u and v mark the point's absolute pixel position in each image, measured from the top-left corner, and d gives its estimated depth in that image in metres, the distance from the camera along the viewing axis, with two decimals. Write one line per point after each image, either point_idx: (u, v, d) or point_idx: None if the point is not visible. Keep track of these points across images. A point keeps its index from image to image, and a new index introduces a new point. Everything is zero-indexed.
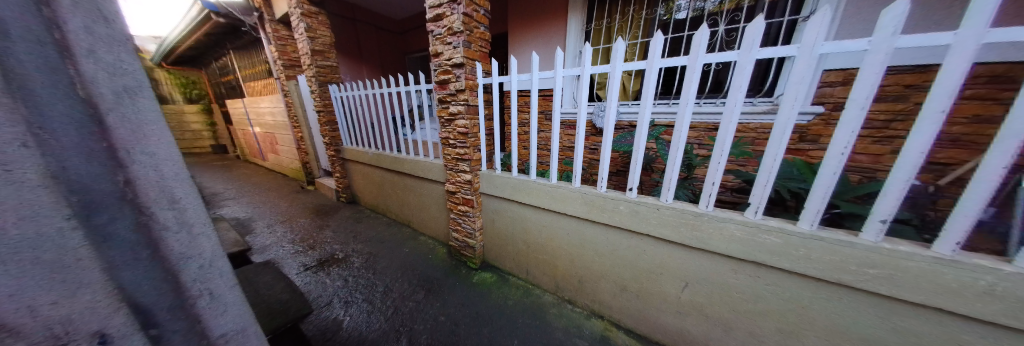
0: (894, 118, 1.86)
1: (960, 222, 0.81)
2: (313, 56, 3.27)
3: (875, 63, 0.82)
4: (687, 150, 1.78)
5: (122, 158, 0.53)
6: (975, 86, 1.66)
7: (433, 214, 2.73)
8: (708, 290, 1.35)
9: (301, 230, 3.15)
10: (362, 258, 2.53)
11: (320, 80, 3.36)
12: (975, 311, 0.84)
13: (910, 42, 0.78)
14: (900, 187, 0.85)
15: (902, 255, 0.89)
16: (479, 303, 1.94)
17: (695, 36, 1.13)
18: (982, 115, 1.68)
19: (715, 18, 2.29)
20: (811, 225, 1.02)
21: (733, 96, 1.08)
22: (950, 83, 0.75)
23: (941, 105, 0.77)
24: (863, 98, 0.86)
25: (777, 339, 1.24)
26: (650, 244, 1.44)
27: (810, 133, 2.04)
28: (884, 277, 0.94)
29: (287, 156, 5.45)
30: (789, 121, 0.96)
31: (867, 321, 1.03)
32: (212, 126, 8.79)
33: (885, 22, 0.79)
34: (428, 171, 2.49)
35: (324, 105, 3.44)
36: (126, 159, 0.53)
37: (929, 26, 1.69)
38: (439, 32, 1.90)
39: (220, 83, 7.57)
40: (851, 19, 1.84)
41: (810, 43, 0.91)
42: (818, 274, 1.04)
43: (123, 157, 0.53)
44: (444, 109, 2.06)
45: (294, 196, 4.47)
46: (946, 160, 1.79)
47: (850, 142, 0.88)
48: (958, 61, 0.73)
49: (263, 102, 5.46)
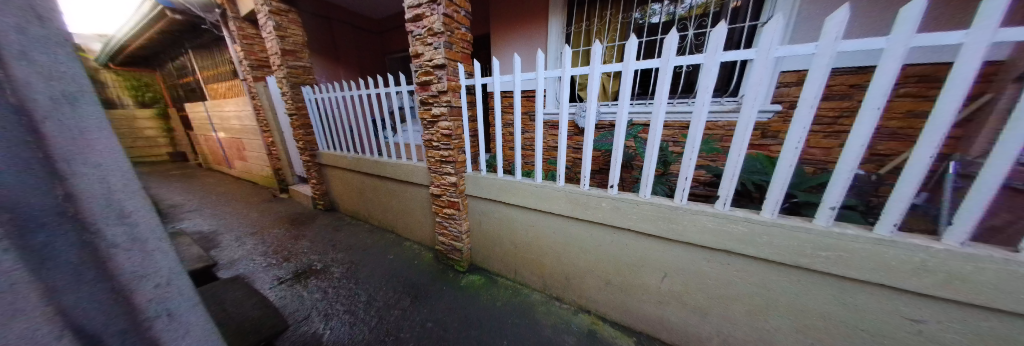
0: (841, 115, 2.06)
1: (897, 206, 0.91)
2: (284, 56, 3.09)
3: (822, 65, 0.91)
4: (663, 148, 1.86)
5: (62, 173, 0.50)
6: (907, 85, 1.88)
7: (418, 219, 2.67)
8: (686, 279, 1.42)
9: (274, 241, 2.96)
10: (343, 268, 2.42)
11: (292, 82, 3.20)
12: (913, 285, 0.94)
13: (851, 46, 0.87)
14: (846, 177, 0.95)
15: (849, 237, 1.00)
16: (468, 307, 1.92)
17: (667, 40, 1.19)
18: (913, 111, 1.91)
19: (685, 23, 2.43)
20: (772, 214, 1.11)
21: (702, 96, 1.14)
22: (884, 83, 0.85)
23: (877, 103, 0.86)
24: (813, 97, 0.94)
25: (749, 321, 1.33)
26: (632, 238, 1.50)
27: (771, 130, 2.21)
28: (835, 258, 1.04)
29: (256, 162, 5.11)
30: (751, 118, 1.05)
31: (823, 300, 1.14)
32: (169, 133, 8.04)
33: (829, 28, 0.88)
34: (410, 174, 2.43)
35: (297, 107, 3.27)
36: (67, 171, 0.50)
37: (867, 33, 1.90)
38: (418, 33, 1.87)
39: (177, 86, 6.99)
40: (803, 25, 2.02)
41: (767, 47, 0.99)
42: (780, 259, 1.13)
43: (64, 169, 0.50)
44: (426, 111, 2.02)
45: (266, 205, 4.20)
46: (886, 151, 2.02)
47: (803, 137, 0.97)
48: (890, 63, 0.83)
49: (227, 105, 5.07)
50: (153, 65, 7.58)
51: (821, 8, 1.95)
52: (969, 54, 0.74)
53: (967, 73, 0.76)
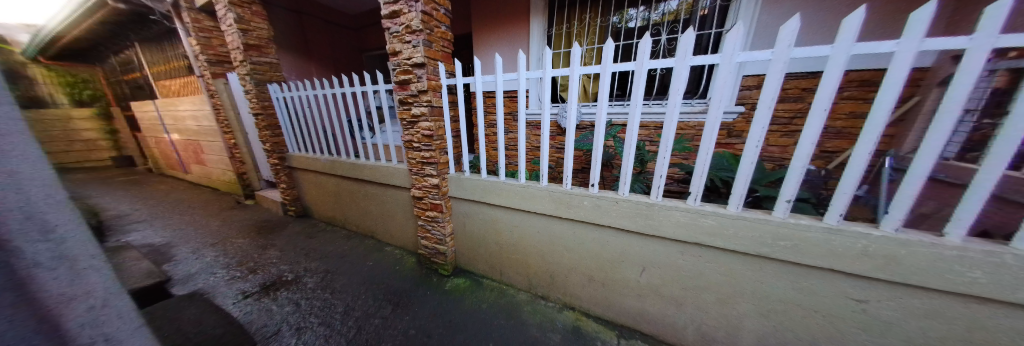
0: (795, 116, 2.26)
1: (843, 198, 1.02)
2: (246, 51, 2.86)
3: (778, 70, 0.99)
4: (640, 147, 1.94)
5: None
6: (850, 89, 2.10)
7: (399, 223, 2.58)
8: (663, 272, 1.49)
9: (238, 252, 2.73)
10: (317, 277, 2.28)
11: (257, 79, 2.97)
12: (854, 268, 1.06)
13: (803, 53, 0.96)
14: (800, 172, 1.05)
15: (803, 227, 1.09)
16: (452, 311, 1.89)
17: (641, 44, 1.25)
18: (855, 112, 2.13)
19: (658, 28, 2.55)
20: (737, 208, 1.19)
21: (673, 97, 1.21)
22: (830, 87, 0.94)
23: (824, 105, 0.96)
24: (770, 100, 1.03)
25: (719, 309, 1.42)
26: (613, 235, 1.54)
27: (736, 130, 2.39)
28: (791, 247, 1.13)
29: (216, 166, 4.69)
30: (717, 119, 1.12)
31: (782, 285, 1.24)
32: (112, 134, 7.15)
33: (783, 36, 0.96)
34: (391, 176, 2.35)
35: (262, 106, 3.04)
36: None
37: (814, 42, 2.10)
38: (395, 30, 1.80)
39: (123, 82, 6.28)
40: (761, 33, 2.20)
41: (729, 52, 1.07)
42: (744, 249, 1.22)
43: None
44: (406, 111, 1.96)
45: (229, 213, 3.86)
46: (834, 148, 2.24)
47: (762, 136, 1.05)
48: (836, 68, 0.92)
49: (182, 104, 4.61)
50: (94, 59, 6.77)
51: (776, 18, 2.13)
52: (899, 61, 0.84)
53: (898, 78, 0.86)
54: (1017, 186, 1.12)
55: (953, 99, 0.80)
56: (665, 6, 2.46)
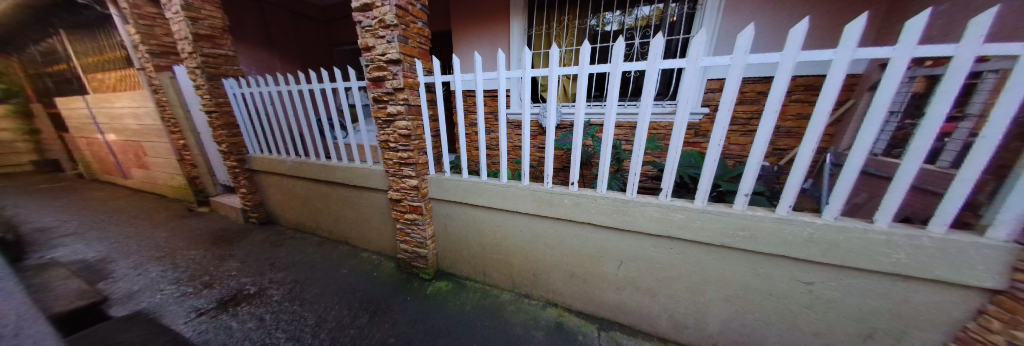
0: (752, 117, 2.48)
1: (791, 191, 1.13)
2: (195, 42, 2.57)
3: (735, 74, 1.08)
4: (617, 146, 2.02)
5: None
6: (797, 93, 2.34)
7: (376, 227, 2.47)
8: (639, 265, 1.56)
9: (190, 265, 2.46)
10: (285, 289, 2.12)
11: (210, 73, 2.69)
12: (800, 253, 1.18)
13: (757, 59, 1.04)
14: (756, 167, 1.15)
15: (759, 218, 1.20)
16: (434, 315, 1.84)
17: (615, 47, 1.29)
18: (802, 113, 2.38)
19: (632, 33, 2.67)
20: (703, 202, 1.28)
21: (645, 98, 1.27)
22: (779, 91, 1.04)
23: (775, 107, 1.06)
24: (730, 102, 1.11)
25: (689, 297, 1.52)
26: (592, 231, 1.60)
27: (702, 130, 2.56)
28: (749, 237, 1.24)
29: (163, 170, 4.19)
30: (683, 119, 1.20)
31: (743, 272, 1.35)
32: (33, 134, 6.07)
33: (740, 44, 1.05)
34: (366, 178, 2.24)
35: (216, 103, 2.76)
36: None
37: (767, 49, 2.31)
38: (368, 24, 1.71)
39: (45, 74, 5.44)
40: (722, 40, 2.38)
41: (694, 57, 1.14)
42: (709, 240, 1.32)
43: None
44: (381, 109, 1.88)
45: (179, 221, 3.47)
46: (785, 146, 2.48)
47: (723, 136, 1.14)
48: (785, 74, 1.02)
49: (119, 100, 4.07)
50: (8, 47, 5.83)
51: (735, 27, 2.32)
52: (837, 68, 0.95)
53: (835, 84, 0.96)
54: (929, 179, 1.31)
55: (880, 103, 0.92)
56: (639, 12, 2.58)
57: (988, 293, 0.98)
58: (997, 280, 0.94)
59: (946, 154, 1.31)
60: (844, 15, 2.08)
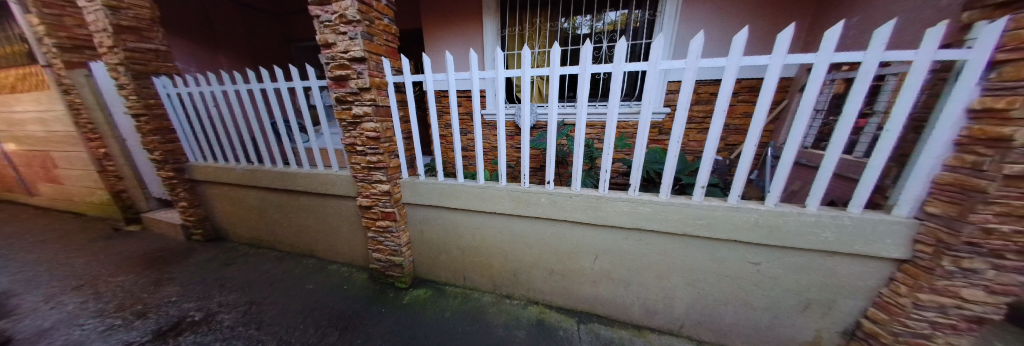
0: (707, 116, 2.71)
1: (740, 182, 1.25)
2: (117, 34, 2.22)
3: (689, 77, 1.17)
4: (589, 144, 2.10)
5: None
6: (743, 94, 2.60)
7: (345, 236, 2.31)
8: (613, 258, 1.63)
9: (116, 293, 2.11)
10: (239, 312, 1.90)
11: (137, 70, 2.33)
12: (749, 237, 1.31)
13: (707, 63, 1.14)
14: (711, 161, 1.25)
15: (714, 207, 1.31)
16: (411, 325, 1.76)
17: (584, 50, 1.34)
18: (747, 112, 2.65)
19: (599, 36, 2.80)
20: (667, 195, 1.37)
21: (612, 99, 1.33)
22: (726, 92, 1.15)
23: (723, 106, 1.16)
24: (686, 103, 1.20)
25: (658, 284, 1.61)
26: (568, 228, 1.64)
27: (665, 128, 2.76)
28: (706, 224, 1.35)
29: (79, 184, 3.56)
30: (646, 118, 1.28)
31: (703, 258, 1.47)
32: None
33: (693, 49, 1.13)
34: (332, 185, 2.08)
35: (145, 105, 2.41)
36: None
37: (717, 55, 2.55)
38: (327, 19, 1.60)
39: None
40: (679, 45, 2.57)
41: (654, 60, 1.22)
42: (673, 230, 1.41)
43: None
44: (345, 110, 1.76)
45: (100, 243, 2.97)
46: (735, 142, 2.75)
47: (680, 133, 1.24)
48: (730, 77, 1.12)
49: (17, 103, 3.41)
50: None
51: (689, 33, 2.52)
52: (773, 72, 1.06)
53: (771, 86, 1.08)
54: (848, 167, 1.52)
55: (806, 102, 1.06)
56: (607, 17, 2.70)
57: (896, 262, 1.17)
58: (903, 251, 1.12)
59: (861, 145, 1.53)
60: (777, 25, 2.36)
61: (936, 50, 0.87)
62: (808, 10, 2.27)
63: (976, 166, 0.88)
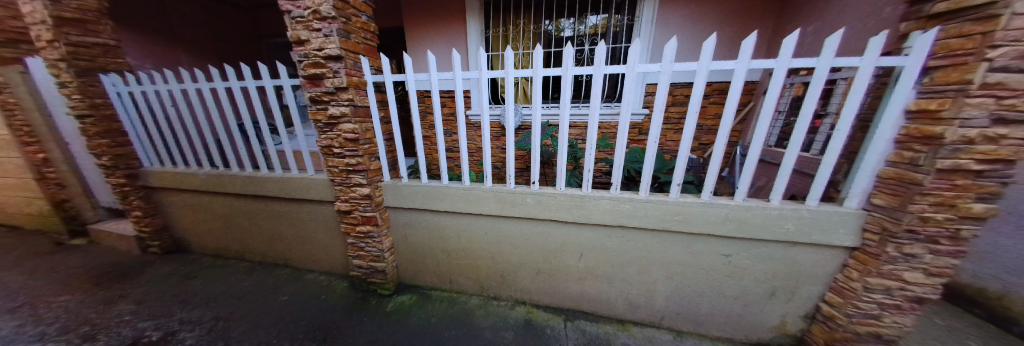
0: (682, 117, 2.84)
1: (713, 179, 1.32)
2: (56, 27, 1.99)
3: (664, 80, 1.22)
4: (572, 145, 2.13)
5: None
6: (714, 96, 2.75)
7: (323, 243, 2.21)
8: (597, 255, 1.67)
9: (57, 314, 1.89)
10: (204, 328, 1.76)
11: (82, 67, 2.11)
12: (722, 231, 1.39)
13: (681, 67, 1.20)
14: (686, 159, 1.31)
15: (690, 203, 1.37)
16: (395, 333, 1.71)
17: (565, 52, 1.36)
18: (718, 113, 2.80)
19: (581, 39, 2.86)
20: (646, 193, 1.41)
21: (593, 100, 1.36)
22: (698, 94, 1.21)
23: (696, 108, 1.22)
24: (662, 104, 1.25)
25: (639, 279, 1.66)
26: (553, 227, 1.65)
27: (644, 128, 2.87)
28: (683, 220, 1.41)
29: (11, 194, 3.17)
30: (626, 119, 1.32)
31: (680, 252, 1.53)
32: None
33: (667, 53, 1.19)
34: (308, 189, 1.98)
35: (91, 105, 2.18)
36: None
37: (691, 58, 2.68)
38: (299, 15, 1.52)
39: None
40: (656, 48, 2.67)
41: (632, 63, 1.26)
42: (653, 226, 1.46)
43: None
44: (321, 111, 1.69)
45: (38, 259, 2.65)
46: (708, 141, 2.90)
47: (657, 134, 1.29)
48: (701, 80, 1.18)
49: None
50: None
51: (666, 37, 2.63)
52: (739, 76, 1.13)
53: (738, 89, 1.15)
54: (806, 163, 1.64)
55: (769, 104, 1.13)
56: (589, 21, 2.77)
57: (849, 250, 1.27)
58: (854, 240, 1.23)
59: (817, 144, 1.66)
60: (744, 32, 2.52)
61: (878, 58, 0.96)
62: (771, 18, 2.45)
63: (913, 161, 0.98)
